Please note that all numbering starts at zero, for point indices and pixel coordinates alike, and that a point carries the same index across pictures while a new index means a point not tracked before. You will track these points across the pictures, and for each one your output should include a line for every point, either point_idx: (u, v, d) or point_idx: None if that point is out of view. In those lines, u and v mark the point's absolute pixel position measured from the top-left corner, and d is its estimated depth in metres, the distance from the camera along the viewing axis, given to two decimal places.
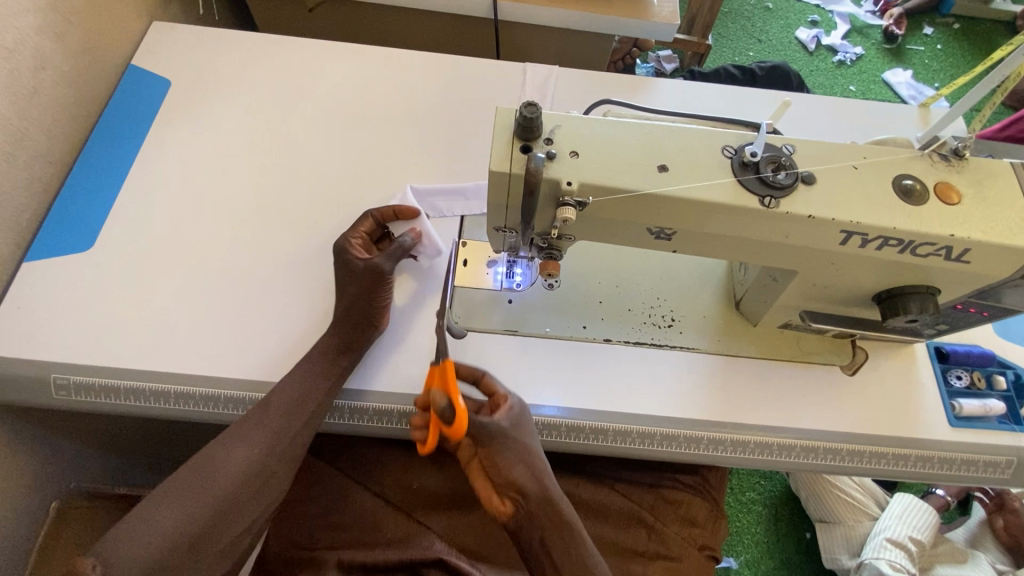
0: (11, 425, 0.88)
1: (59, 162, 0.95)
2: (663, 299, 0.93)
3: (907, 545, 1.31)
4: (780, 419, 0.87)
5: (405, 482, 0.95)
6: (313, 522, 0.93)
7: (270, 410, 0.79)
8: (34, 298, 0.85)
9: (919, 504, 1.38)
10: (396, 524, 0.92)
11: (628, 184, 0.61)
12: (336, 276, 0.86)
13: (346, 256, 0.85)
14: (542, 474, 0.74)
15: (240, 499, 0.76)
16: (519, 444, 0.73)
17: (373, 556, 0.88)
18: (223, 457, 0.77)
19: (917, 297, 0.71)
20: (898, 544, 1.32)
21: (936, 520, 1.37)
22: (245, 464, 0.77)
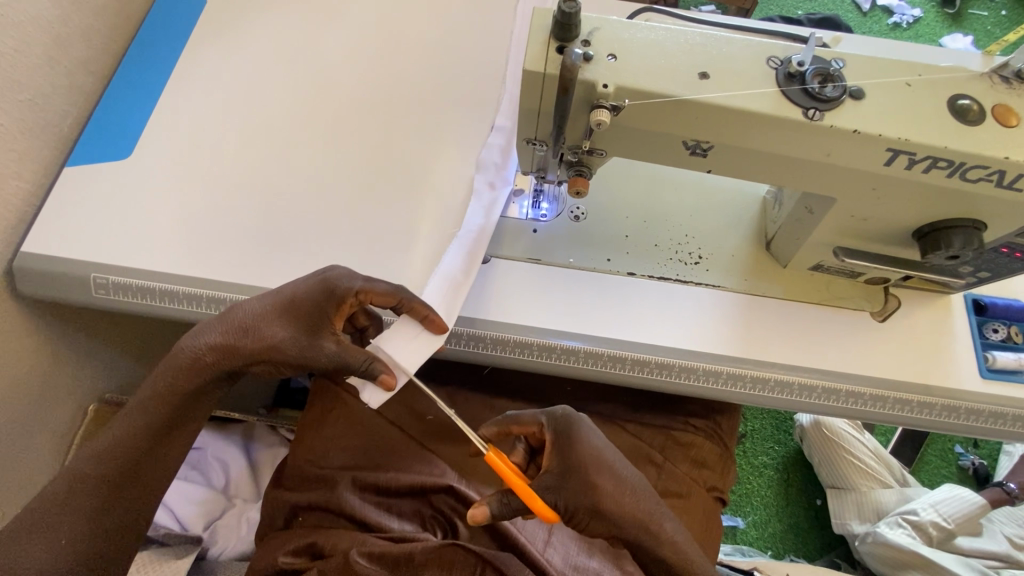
0: (52, 322, 0.93)
1: (99, 73, 0.97)
2: (691, 237, 0.92)
3: (925, 528, 1.29)
4: (804, 361, 0.85)
5: (417, 412, 0.95)
6: (328, 442, 0.90)
7: (156, 394, 0.69)
8: (74, 200, 0.88)
9: (963, 498, 1.32)
10: (405, 451, 0.90)
11: (662, 90, 0.60)
12: (291, 301, 0.70)
13: (324, 311, 0.69)
14: (625, 501, 0.66)
15: (111, 495, 0.67)
16: (587, 495, 0.65)
17: (384, 479, 0.86)
18: (99, 449, 0.67)
19: (961, 232, 0.68)
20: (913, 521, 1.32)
21: (980, 513, 1.30)
22: (115, 457, 0.67)
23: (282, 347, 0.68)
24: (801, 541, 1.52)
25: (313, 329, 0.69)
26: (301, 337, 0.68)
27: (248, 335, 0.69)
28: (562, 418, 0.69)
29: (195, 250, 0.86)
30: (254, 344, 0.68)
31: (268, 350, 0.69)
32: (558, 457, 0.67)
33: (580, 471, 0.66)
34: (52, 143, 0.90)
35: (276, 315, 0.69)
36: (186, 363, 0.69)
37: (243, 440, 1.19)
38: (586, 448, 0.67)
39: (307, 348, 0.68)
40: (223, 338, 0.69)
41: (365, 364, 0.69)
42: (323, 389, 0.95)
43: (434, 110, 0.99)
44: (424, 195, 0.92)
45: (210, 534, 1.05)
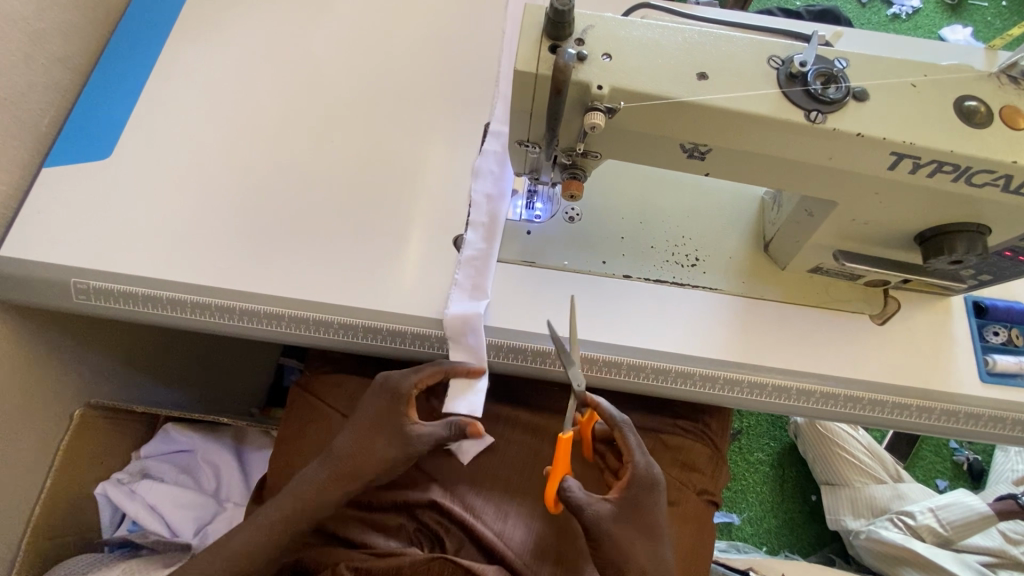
0: (34, 327, 0.90)
1: (77, 69, 0.94)
2: (688, 239, 0.90)
3: (919, 531, 1.30)
4: (802, 365, 0.83)
5: None
6: (312, 456, 0.92)
7: (270, 522, 0.74)
8: (54, 203, 0.85)
9: (970, 507, 1.30)
10: None
11: (659, 91, 0.58)
12: (375, 415, 0.76)
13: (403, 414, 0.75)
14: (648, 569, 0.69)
15: None
16: (619, 557, 0.69)
17: (366, 496, 0.87)
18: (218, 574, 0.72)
19: (965, 236, 0.66)
20: (905, 526, 1.32)
21: (981, 526, 1.28)
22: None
23: (387, 457, 0.74)
24: (795, 537, 1.52)
25: (405, 436, 0.74)
26: (393, 440, 0.74)
27: (352, 455, 0.75)
28: (648, 474, 0.72)
29: (180, 254, 0.83)
30: (364, 467, 0.74)
31: (372, 467, 0.74)
32: (624, 499, 0.71)
33: (630, 526, 0.70)
34: (28, 143, 0.87)
35: (370, 434, 0.75)
36: (303, 493, 0.75)
37: (233, 444, 1.17)
38: (650, 512, 0.72)
39: (405, 448, 0.74)
40: (335, 465, 0.75)
41: (448, 425, 0.76)
42: (301, 401, 0.97)
43: (426, 107, 0.96)
44: (414, 196, 0.89)
45: (200, 539, 1.03)
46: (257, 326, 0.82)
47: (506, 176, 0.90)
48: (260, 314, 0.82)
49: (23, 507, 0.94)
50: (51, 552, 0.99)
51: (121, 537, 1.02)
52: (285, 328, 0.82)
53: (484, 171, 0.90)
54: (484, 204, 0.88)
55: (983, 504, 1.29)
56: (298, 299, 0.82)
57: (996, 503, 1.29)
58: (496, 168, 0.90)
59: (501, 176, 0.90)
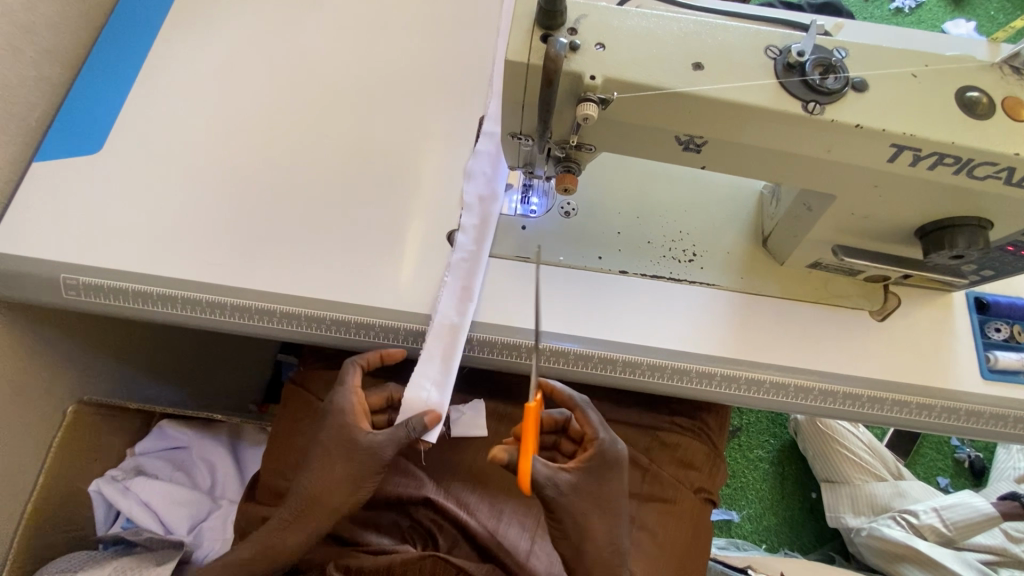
0: (23, 323, 0.90)
1: (67, 63, 0.93)
2: (685, 234, 0.89)
3: (921, 530, 1.29)
4: (800, 362, 0.82)
5: None
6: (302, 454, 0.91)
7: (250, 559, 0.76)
8: (44, 198, 0.84)
9: (974, 507, 1.29)
10: None
11: (653, 81, 0.56)
12: (330, 443, 0.75)
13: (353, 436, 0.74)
14: (599, 537, 0.71)
15: None
16: (571, 523, 0.70)
17: None
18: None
19: (966, 230, 0.65)
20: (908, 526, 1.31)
21: (985, 524, 1.27)
22: None
23: (342, 478, 0.74)
24: (795, 535, 1.51)
25: (355, 456, 0.74)
26: (345, 459, 0.75)
27: (314, 487, 0.75)
28: (610, 451, 0.72)
29: (170, 249, 0.82)
30: (323, 494, 0.74)
31: (335, 496, 0.75)
32: (585, 469, 0.71)
33: (586, 497, 0.70)
34: (17, 137, 0.86)
35: (326, 463, 0.75)
36: (274, 531, 0.76)
37: (228, 440, 1.16)
38: (608, 488, 0.72)
39: (357, 463, 0.74)
40: (300, 499, 0.75)
41: (404, 427, 0.74)
42: (296, 397, 0.97)
43: (420, 101, 0.95)
44: (407, 190, 0.88)
45: (195, 536, 1.02)
46: (248, 322, 0.81)
47: (499, 179, 0.89)
48: (251, 310, 0.81)
49: (15, 504, 0.94)
50: (44, 549, 0.99)
51: (114, 534, 1.00)
52: (277, 323, 0.81)
53: (477, 173, 0.89)
54: (475, 206, 0.87)
55: (987, 504, 1.28)
56: (290, 295, 0.81)
57: (999, 503, 1.28)
58: (489, 168, 0.89)
59: (494, 179, 0.89)
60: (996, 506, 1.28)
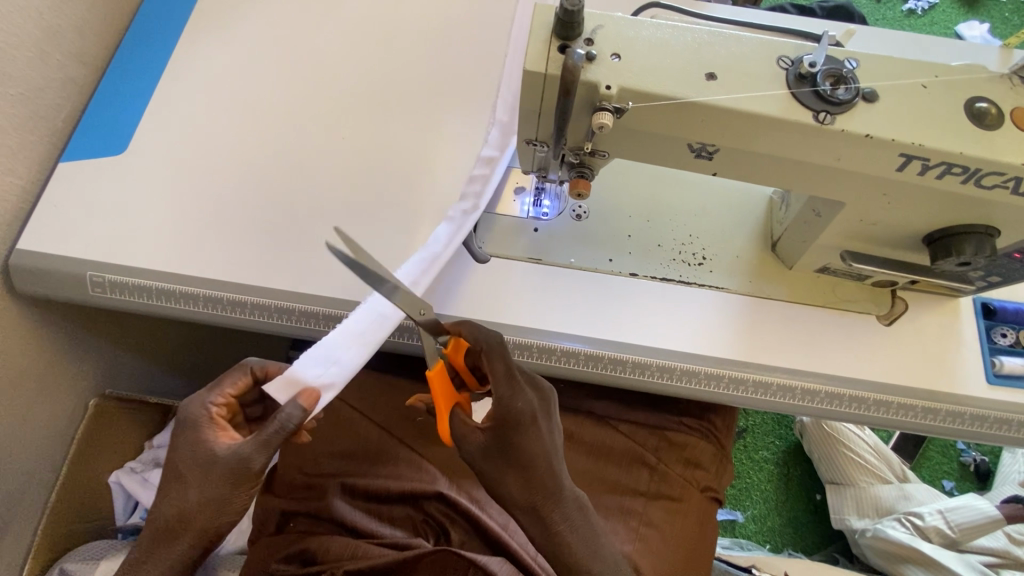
0: (49, 318, 0.92)
1: (92, 65, 0.95)
2: (695, 237, 0.90)
3: (926, 531, 1.30)
4: (806, 364, 0.83)
5: (410, 415, 0.97)
6: (318, 448, 0.94)
7: None
8: (71, 198, 0.87)
9: (980, 510, 1.30)
10: (401, 457, 0.92)
11: (667, 91, 0.58)
12: (182, 460, 0.66)
13: (202, 448, 0.65)
14: (530, 492, 0.64)
15: None
16: (491, 478, 0.64)
17: (374, 485, 0.89)
18: None
19: (973, 238, 0.66)
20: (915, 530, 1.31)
21: (989, 526, 1.29)
22: None
23: (202, 500, 0.65)
24: (798, 535, 1.53)
25: (210, 470, 0.64)
26: (203, 476, 0.65)
27: (170, 510, 0.66)
28: (512, 403, 0.63)
29: (192, 249, 0.85)
30: (186, 516, 0.65)
31: (192, 516, 0.65)
32: (494, 428, 0.63)
33: (501, 456, 0.64)
34: (45, 138, 0.89)
35: (179, 482, 0.66)
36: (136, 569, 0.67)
37: None
38: (524, 443, 0.64)
39: (215, 482, 0.64)
40: (159, 526, 0.66)
41: (274, 423, 0.64)
42: None
43: (435, 104, 0.96)
44: (422, 192, 0.90)
45: None
46: (267, 320, 0.83)
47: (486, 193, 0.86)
48: (271, 308, 0.83)
49: (39, 494, 0.97)
50: (66, 538, 1.02)
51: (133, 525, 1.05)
52: (295, 322, 0.83)
53: (466, 190, 0.85)
54: (455, 219, 0.84)
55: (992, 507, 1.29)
56: (308, 294, 0.83)
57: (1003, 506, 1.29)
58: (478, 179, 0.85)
59: (480, 196, 0.85)
60: (999, 509, 1.30)
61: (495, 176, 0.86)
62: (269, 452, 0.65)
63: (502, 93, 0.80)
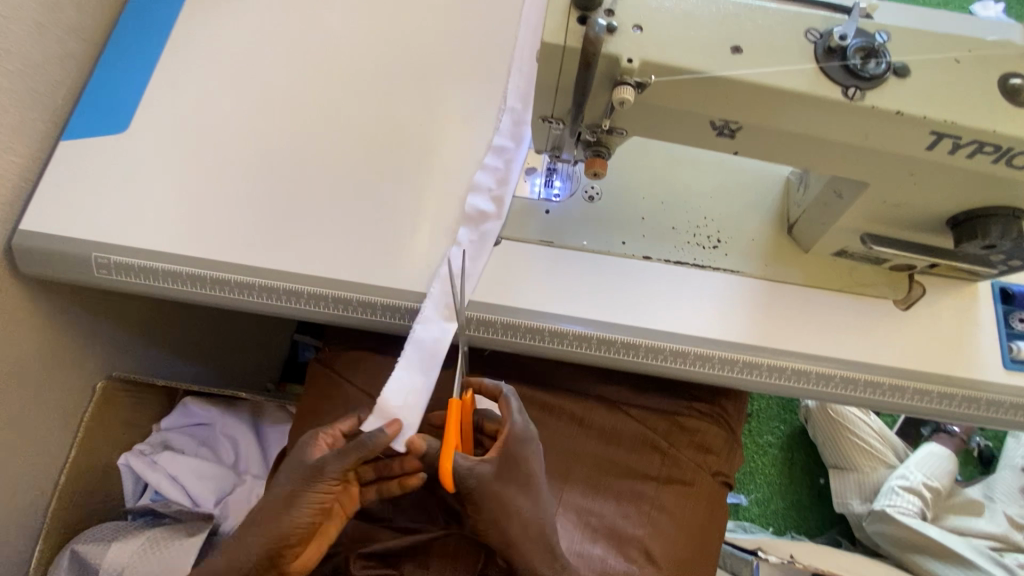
0: (53, 299, 0.91)
1: (91, 41, 0.93)
2: (710, 220, 0.89)
3: (922, 492, 1.32)
4: (822, 348, 0.82)
5: None
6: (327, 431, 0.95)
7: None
8: (73, 177, 0.85)
9: (938, 454, 1.40)
10: None
11: (691, 65, 0.56)
12: (283, 465, 0.73)
13: (298, 453, 0.71)
14: (529, 515, 0.72)
15: None
16: (496, 506, 0.70)
17: None
18: None
19: (1000, 220, 0.65)
20: (915, 491, 1.32)
21: (955, 466, 1.38)
22: None
23: (281, 495, 0.69)
24: (801, 519, 1.53)
25: (297, 470, 0.69)
26: (291, 476, 0.70)
27: (260, 504, 0.71)
28: (524, 431, 0.72)
29: (198, 230, 0.83)
30: (267, 510, 0.70)
31: (271, 513, 0.69)
32: (504, 456, 0.70)
33: (509, 481, 0.70)
34: (45, 116, 0.86)
35: (273, 482, 0.72)
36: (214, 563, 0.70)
37: (250, 418, 1.19)
38: (528, 466, 0.72)
39: (298, 478, 0.69)
40: (245, 523, 0.71)
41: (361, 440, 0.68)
42: (321, 376, 1.00)
43: (443, 82, 0.94)
44: (432, 172, 0.88)
45: (221, 509, 1.05)
46: (275, 303, 0.82)
47: (504, 197, 0.87)
48: (279, 291, 0.82)
49: (48, 476, 0.97)
50: (76, 519, 1.02)
51: (145, 506, 1.04)
52: (304, 305, 0.82)
53: (482, 188, 0.87)
54: (474, 222, 0.85)
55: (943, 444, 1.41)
56: (316, 276, 0.82)
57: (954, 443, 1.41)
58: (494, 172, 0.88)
59: (501, 197, 0.87)
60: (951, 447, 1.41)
61: (511, 177, 0.88)
62: (345, 459, 0.68)
63: (517, 83, 0.88)
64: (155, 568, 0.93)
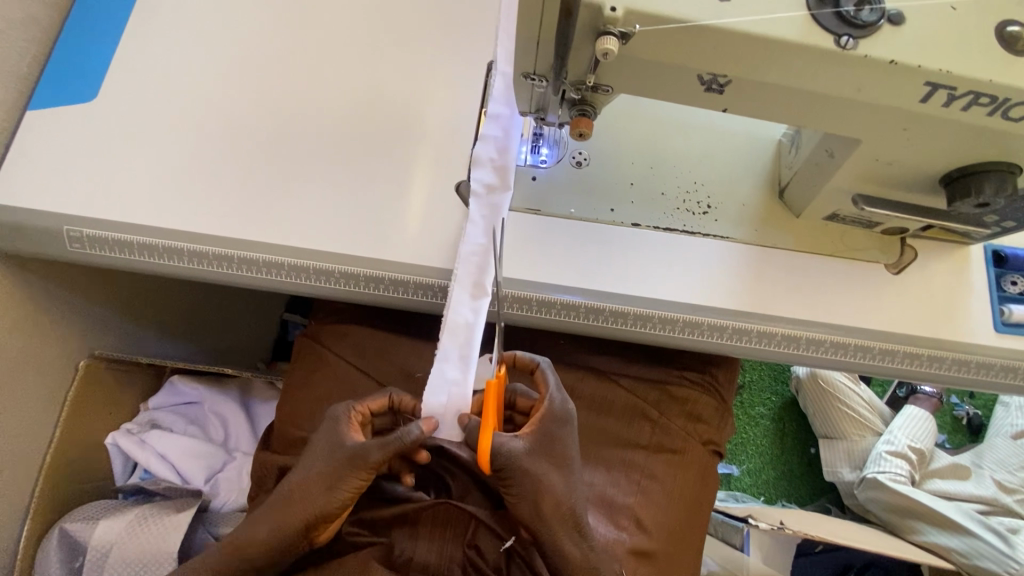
0: (27, 275, 0.89)
1: (55, 5, 0.89)
2: (700, 185, 0.87)
3: (907, 455, 1.34)
4: (812, 313, 0.81)
5: (408, 371, 0.95)
6: (315, 405, 0.94)
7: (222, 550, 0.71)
8: (41, 149, 0.82)
9: (917, 414, 1.41)
10: None
11: (678, 14, 0.53)
12: (316, 442, 0.73)
13: (335, 434, 0.71)
14: (556, 495, 0.70)
15: None
16: (528, 482, 0.69)
17: None
18: None
19: (995, 176, 0.63)
20: (901, 455, 1.34)
21: (933, 426, 1.40)
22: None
23: (319, 475, 0.70)
24: (791, 488, 1.55)
25: (337, 454, 0.70)
26: (328, 457, 0.70)
27: (293, 479, 0.71)
28: (563, 410, 0.73)
29: (173, 201, 0.80)
30: (304, 489, 0.70)
31: (307, 490, 0.70)
32: (538, 433, 0.71)
33: (542, 458, 0.70)
34: (9, 84, 0.83)
35: (309, 458, 0.72)
36: (248, 530, 0.71)
37: (240, 397, 1.18)
38: (562, 445, 0.72)
39: (336, 462, 0.69)
40: (278, 497, 0.71)
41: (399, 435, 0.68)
42: (308, 350, 0.99)
43: (425, 46, 0.91)
44: (415, 139, 0.85)
45: (211, 486, 1.05)
46: (255, 276, 0.80)
47: (508, 167, 0.80)
48: (259, 263, 0.79)
49: (33, 455, 0.95)
50: (64, 498, 1.01)
51: (135, 484, 1.03)
52: (286, 277, 0.80)
53: (483, 160, 0.79)
54: (482, 195, 0.78)
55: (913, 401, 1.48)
56: (297, 247, 0.79)
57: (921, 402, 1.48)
58: (497, 140, 0.80)
59: (503, 166, 0.80)
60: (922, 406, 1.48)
61: (512, 146, 0.80)
62: (386, 449, 0.68)
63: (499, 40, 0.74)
64: (144, 548, 0.93)
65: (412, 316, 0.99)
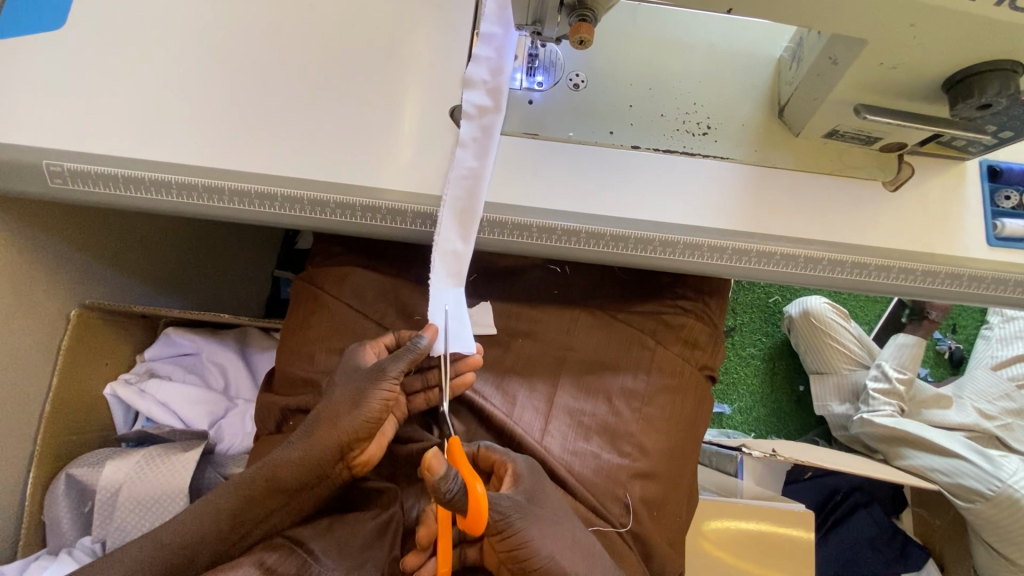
0: (21, 212, 0.87)
1: None
2: (699, 105, 0.85)
3: (891, 389, 1.38)
4: (810, 231, 0.82)
5: (407, 313, 0.95)
6: (314, 345, 0.93)
7: (255, 477, 0.75)
8: (12, 81, 0.78)
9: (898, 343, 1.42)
10: None
11: None
12: (338, 372, 0.80)
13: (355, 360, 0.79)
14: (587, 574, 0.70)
15: (208, 542, 0.73)
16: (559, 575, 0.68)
17: None
18: (181, 518, 0.74)
19: (997, 77, 0.64)
20: (888, 391, 1.38)
21: (916, 351, 1.39)
22: (222, 512, 0.74)
23: (347, 398, 0.75)
24: (782, 422, 1.60)
25: (359, 376, 0.76)
26: (353, 382, 0.76)
27: (321, 404, 0.77)
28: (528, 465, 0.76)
29: (157, 132, 0.77)
30: (332, 414, 0.75)
31: (333, 412, 0.75)
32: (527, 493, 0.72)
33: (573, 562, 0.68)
34: None
35: (333, 386, 0.79)
36: (282, 457, 0.76)
37: (238, 346, 1.16)
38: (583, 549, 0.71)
39: (359, 383, 0.76)
40: (308, 422, 0.77)
41: (409, 351, 0.75)
42: (303, 293, 0.98)
43: None
44: (407, 62, 0.82)
45: (216, 432, 1.06)
46: (248, 208, 0.77)
47: (501, 88, 0.80)
48: (251, 195, 0.77)
49: (35, 402, 0.94)
50: (66, 448, 1.01)
51: (139, 431, 1.04)
52: (279, 210, 0.77)
53: (476, 82, 0.80)
54: (473, 117, 0.79)
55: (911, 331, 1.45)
56: (289, 178, 0.77)
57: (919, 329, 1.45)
58: (490, 54, 0.79)
59: (496, 88, 0.80)
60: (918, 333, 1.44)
61: (507, 67, 0.80)
62: (401, 363, 0.75)
63: None
64: (153, 488, 0.94)
65: (409, 254, 0.99)
